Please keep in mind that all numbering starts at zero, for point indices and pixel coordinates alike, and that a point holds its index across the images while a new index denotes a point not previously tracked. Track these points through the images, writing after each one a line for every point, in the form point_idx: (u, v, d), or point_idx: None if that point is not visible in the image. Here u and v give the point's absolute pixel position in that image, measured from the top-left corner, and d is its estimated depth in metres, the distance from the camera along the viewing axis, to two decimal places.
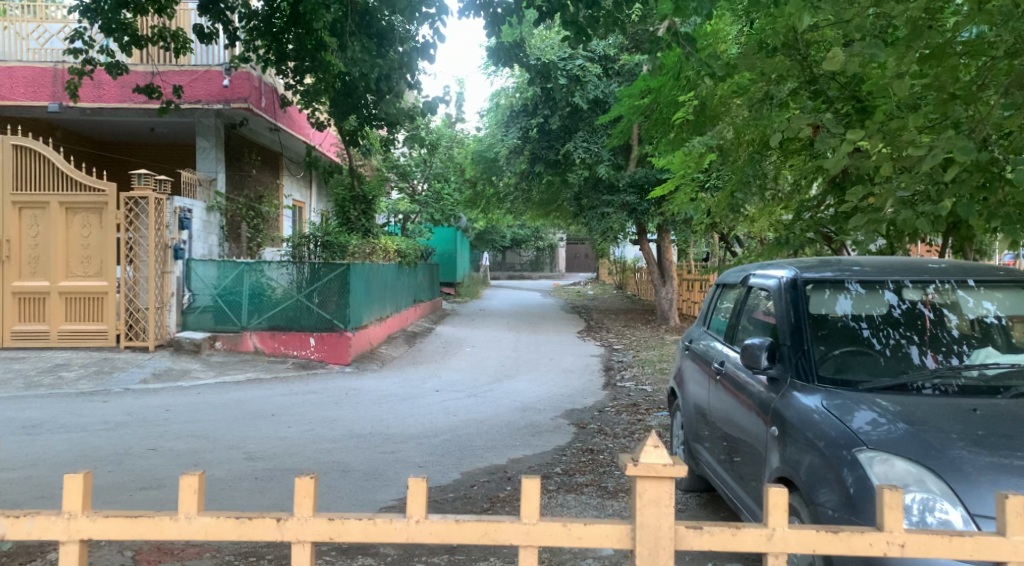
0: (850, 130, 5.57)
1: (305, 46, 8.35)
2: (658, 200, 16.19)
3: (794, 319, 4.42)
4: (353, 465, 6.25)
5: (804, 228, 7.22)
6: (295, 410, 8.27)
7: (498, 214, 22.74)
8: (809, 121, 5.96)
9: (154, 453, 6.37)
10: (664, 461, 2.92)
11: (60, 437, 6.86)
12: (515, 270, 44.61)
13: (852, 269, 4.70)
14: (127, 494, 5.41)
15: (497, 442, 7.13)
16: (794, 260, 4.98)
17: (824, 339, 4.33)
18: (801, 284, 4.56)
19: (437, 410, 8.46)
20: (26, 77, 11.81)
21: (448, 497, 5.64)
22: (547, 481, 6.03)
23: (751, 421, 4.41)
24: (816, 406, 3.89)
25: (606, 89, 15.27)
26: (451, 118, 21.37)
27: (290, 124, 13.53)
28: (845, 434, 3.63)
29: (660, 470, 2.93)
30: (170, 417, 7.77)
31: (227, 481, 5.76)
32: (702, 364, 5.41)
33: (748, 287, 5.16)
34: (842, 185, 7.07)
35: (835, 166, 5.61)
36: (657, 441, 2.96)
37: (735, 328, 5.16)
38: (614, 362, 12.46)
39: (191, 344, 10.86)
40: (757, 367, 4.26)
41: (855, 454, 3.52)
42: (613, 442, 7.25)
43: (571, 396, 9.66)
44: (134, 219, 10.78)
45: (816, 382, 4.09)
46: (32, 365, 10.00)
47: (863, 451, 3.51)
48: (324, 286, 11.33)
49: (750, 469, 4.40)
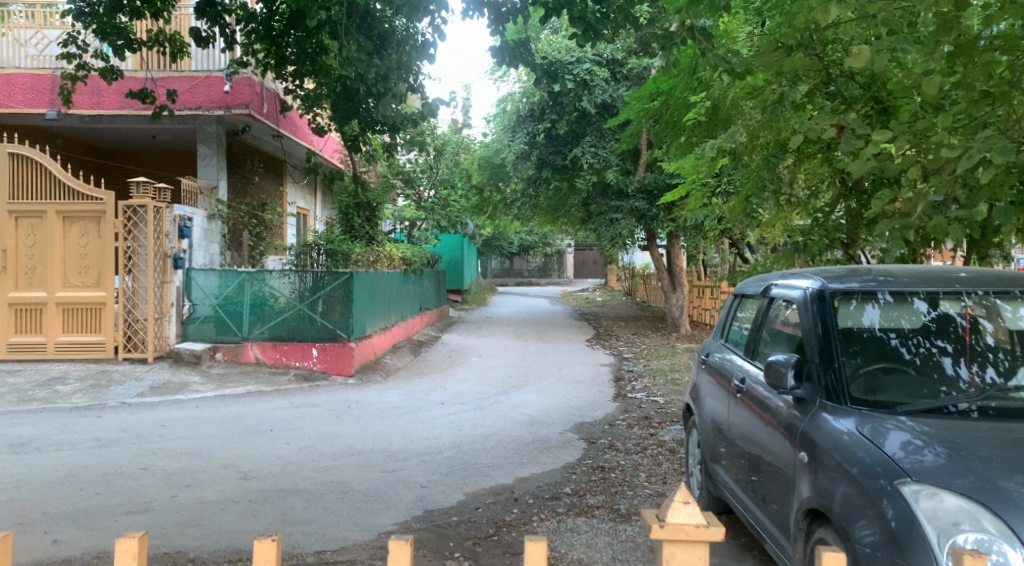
0: (875, 132, 5.24)
1: (306, 50, 8.10)
2: (668, 206, 15.89)
3: (822, 333, 4.10)
4: (352, 486, 5.96)
5: (825, 231, 6.90)
6: (295, 425, 7.98)
7: (506, 220, 22.46)
8: (835, 120, 5.62)
9: (144, 473, 6.09)
10: (695, 522, 2.87)
11: (48, 455, 6.58)
12: (523, 276, 44.20)
13: (880, 277, 4.38)
14: (112, 519, 5.12)
15: (503, 459, 6.83)
16: (818, 269, 4.65)
17: (854, 355, 4.02)
18: (829, 295, 4.23)
19: (441, 424, 8.17)
20: (24, 84, 11.59)
21: (451, 521, 5.33)
22: (556, 502, 5.72)
23: (775, 441, 4.09)
24: (848, 429, 3.59)
25: (614, 93, 14.99)
26: (458, 124, 21.10)
27: (292, 130, 13.29)
28: (883, 462, 3.34)
29: (691, 532, 2.87)
30: (164, 433, 7.49)
31: (219, 504, 5.46)
32: (719, 379, 5.11)
33: (770, 298, 4.83)
34: (870, 188, 6.71)
35: (858, 170, 5.29)
36: (686, 499, 2.94)
37: (756, 342, 4.83)
38: (624, 372, 12.15)
39: (191, 355, 10.59)
40: (783, 387, 3.95)
41: (898, 486, 3.23)
42: (625, 458, 6.95)
43: (581, 408, 9.36)
44: (133, 228, 10.55)
45: (848, 404, 3.77)
46: (28, 378, 9.73)
47: (906, 483, 3.23)
48: (327, 295, 11.10)
49: (774, 492, 4.08)
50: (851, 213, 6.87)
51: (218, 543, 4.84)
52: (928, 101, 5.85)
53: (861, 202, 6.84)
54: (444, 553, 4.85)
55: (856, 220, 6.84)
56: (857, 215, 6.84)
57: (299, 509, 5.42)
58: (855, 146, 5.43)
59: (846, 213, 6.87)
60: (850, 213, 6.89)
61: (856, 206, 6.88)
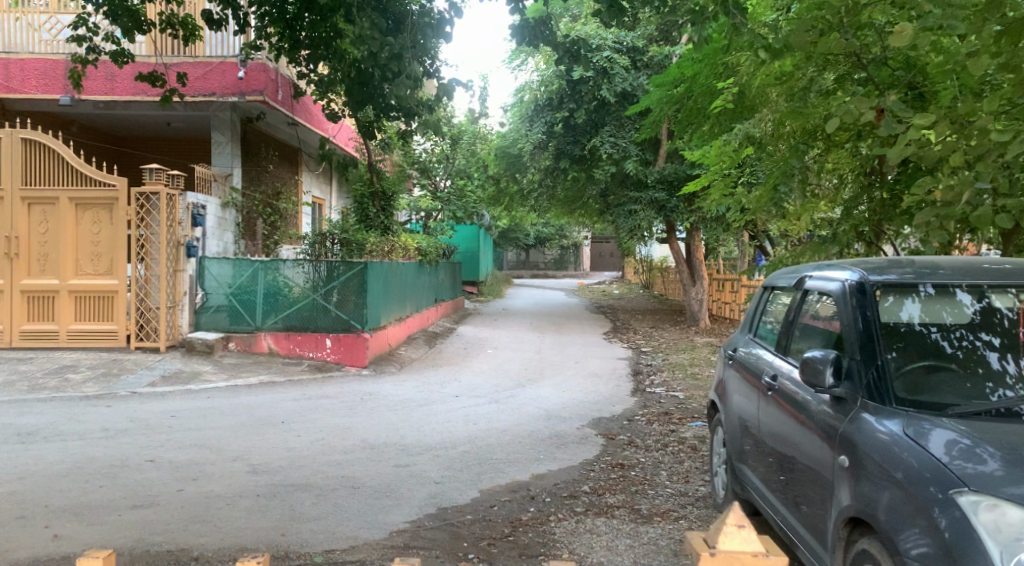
0: (918, 116, 4.98)
1: (320, 34, 7.87)
2: (688, 198, 15.57)
3: (863, 328, 3.84)
4: (364, 481, 5.77)
5: (858, 222, 6.58)
6: (306, 417, 7.81)
7: (523, 212, 22.23)
8: (875, 103, 5.35)
9: (151, 466, 5.93)
10: (750, 551, 3.08)
11: (54, 445, 6.44)
12: (539, 268, 43.88)
13: (923, 268, 4.11)
14: (115, 513, 4.95)
15: (519, 455, 6.62)
16: (856, 260, 4.39)
17: (896, 351, 3.77)
18: (870, 288, 3.96)
19: (455, 418, 7.98)
20: (38, 69, 11.44)
21: (465, 520, 5.13)
22: (574, 501, 5.51)
23: (811, 442, 3.86)
24: (890, 432, 3.36)
25: (635, 82, 14.65)
26: (475, 114, 20.84)
27: (307, 117, 13.13)
28: (934, 468, 3.11)
29: (745, 559, 3.07)
30: (174, 424, 7.34)
31: (226, 499, 5.28)
32: (748, 376, 4.86)
33: (804, 291, 4.57)
34: (903, 177, 6.40)
35: (897, 157, 5.04)
36: (740, 522, 3.14)
37: (789, 338, 4.58)
38: (643, 366, 11.90)
39: (204, 345, 10.44)
40: (821, 386, 3.71)
41: (954, 496, 3.00)
42: (645, 456, 6.73)
43: (599, 403, 9.12)
44: (145, 215, 10.40)
45: (893, 405, 3.53)
46: (39, 366, 9.63)
47: (963, 493, 3.00)
48: (341, 285, 10.85)
49: (809, 497, 3.85)
50: (879, 202, 6.49)
51: (224, 541, 4.66)
52: (967, 85, 5.64)
53: (893, 189, 6.43)
54: (458, 554, 4.66)
55: (881, 209, 6.48)
56: (883, 204, 6.46)
57: (308, 505, 5.23)
58: (895, 130, 5.17)
59: (870, 203, 6.52)
60: (876, 200, 6.52)
61: (889, 192, 6.45)
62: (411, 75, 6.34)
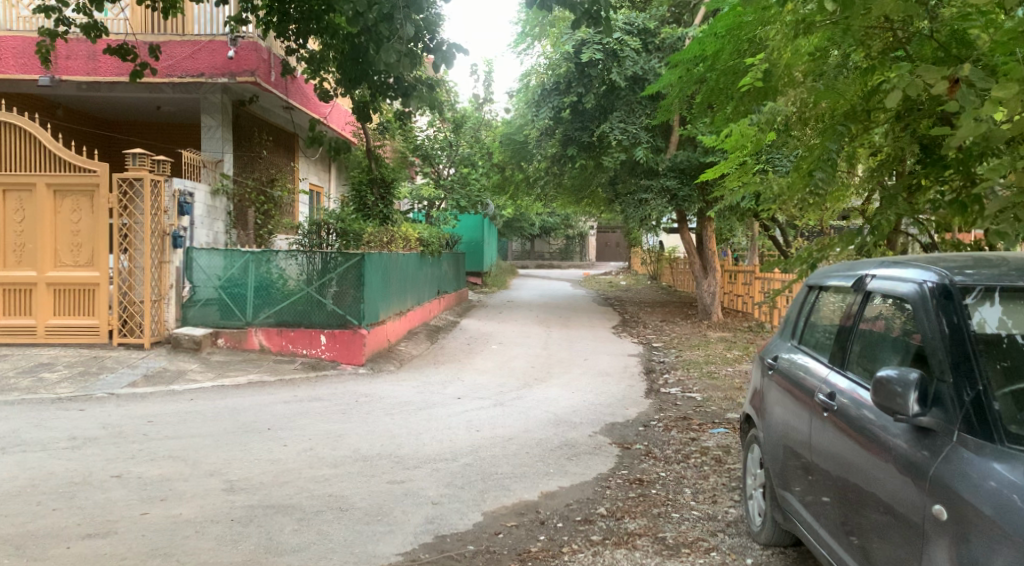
0: (1000, 86, 4.27)
1: (310, 6, 7.29)
2: (702, 186, 14.82)
3: (952, 341, 3.18)
4: (353, 501, 5.14)
5: (897, 211, 5.61)
6: (295, 422, 7.18)
7: (529, 200, 21.54)
8: (946, 73, 4.66)
9: (116, 483, 5.31)
10: None
11: (13, 458, 5.82)
12: (545, 258, 43.16)
13: (1015, 269, 3.42)
14: (64, 546, 4.33)
15: (527, 468, 5.97)
16: (931, 259, 3.71)
17: (992, 370, 3.12)
18: (958, 293, 3.29)
19: (457, 423, 7.34)
20: (15, 47, 10.80)
21: (466, 552, 4.49)
22: (590, 528, 4.87)
23: (885, 476, 3.22)
24: (1002, 475, 2.82)
25: (647, 65, 13.90)
26: (478, 100, 20.18)
27: (302, 99, 12.50)
28: None
29: None
30: (149, 431, 6.71)
31: (195, 525, 4.65)
32: (794, 389, 4.20)
33: (865, 294, 3.88)
34: (951, 162, 5.52)
35: (970, 134, 4.36)
36: None
37: (846, 348, 3.90)
38: (656, 364, 11.20)
39: (191, 341, 9.79)
40: (904, 412, 3.08)
41: None
42: (666, 469, 6.09)
43: (610, 405, 8.47)
44: (129, 203, 9.77)
45: (1001, 443, 2.93)
46: (13, 364, 9.02)
47: None
48: (339, 277, 10.20)
49: (881, 543, 3.20)
50: (908, 188, 5.81)
51: None
52: None
53: (917, 180, 5.77)
54: None
55: (900, 196, 5.77)
56: (902, 194, 5.79)
57: (288, 532, 4.61)
58: (973, 102, 4.47)
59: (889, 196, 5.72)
60: (903, 192, 5.75)
61: (914, 174, 5.78)
62: (402, 42, 5.62)
